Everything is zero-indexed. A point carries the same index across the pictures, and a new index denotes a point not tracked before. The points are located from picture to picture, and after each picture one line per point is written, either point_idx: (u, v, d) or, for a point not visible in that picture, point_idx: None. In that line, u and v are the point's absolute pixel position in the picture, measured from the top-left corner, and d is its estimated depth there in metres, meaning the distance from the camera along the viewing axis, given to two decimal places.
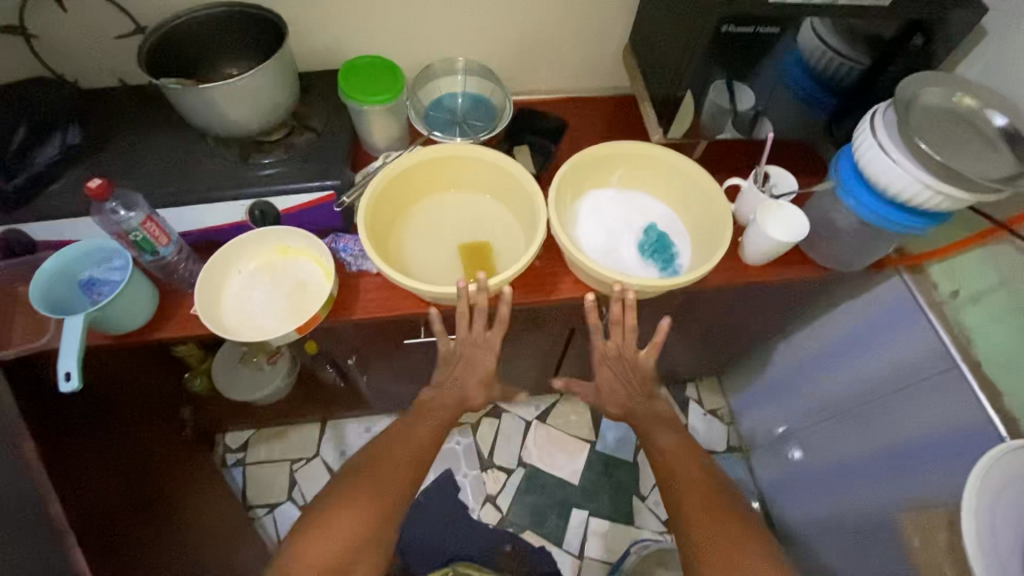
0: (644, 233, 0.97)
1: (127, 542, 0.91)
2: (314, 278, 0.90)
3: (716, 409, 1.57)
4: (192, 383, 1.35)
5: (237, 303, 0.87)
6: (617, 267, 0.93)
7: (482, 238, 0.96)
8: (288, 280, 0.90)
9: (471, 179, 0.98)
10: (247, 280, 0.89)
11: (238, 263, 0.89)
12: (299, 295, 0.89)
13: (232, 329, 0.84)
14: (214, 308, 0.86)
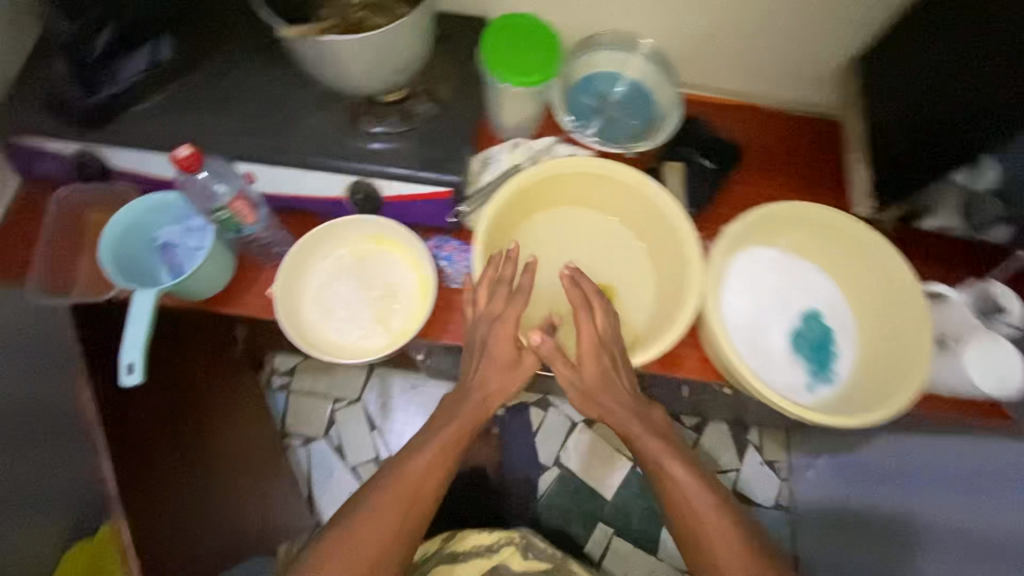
0: (802, 323, 0.79)
1: None
2: (405, 289, 0.77)
3: None
4: None
5: (318, 298, 0.77)
6: (760, 362, 0.76)
7: (606, 279, 0.79)
8: (377, 282, 0.78)
9: (610, 202, 0.80)
10: (332, 271, 0.78)
11: (325, 250, 0.77)
12: (387, 305, 0.77)
13: (308, 332, 0.74)
14: (292, 299, 0.75)
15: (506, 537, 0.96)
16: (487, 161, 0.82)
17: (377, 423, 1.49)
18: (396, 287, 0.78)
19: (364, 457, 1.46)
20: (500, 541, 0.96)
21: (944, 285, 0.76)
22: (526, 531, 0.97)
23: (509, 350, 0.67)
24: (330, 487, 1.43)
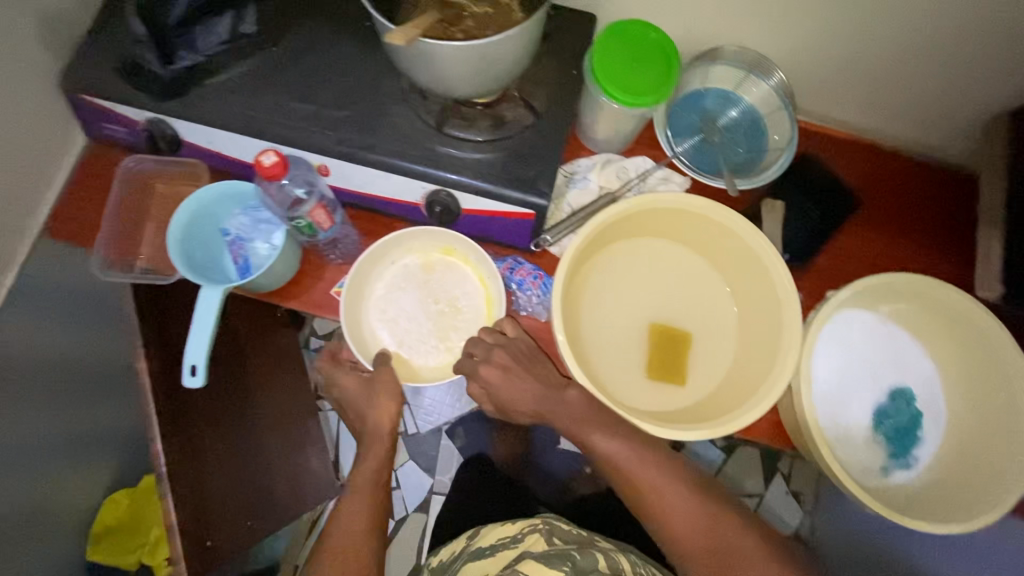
0: (890, 399, 0.73)
1: (212, 476, 0.84)
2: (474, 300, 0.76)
3: (802, 493, 1.48)
4: None
5: (386, 304, 0.75)
6: (837, 436, 0.71)
7: (685, 324, 0.74)
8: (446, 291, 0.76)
9: (702, 242, 0.73)
10: (399, 277, 0.75)
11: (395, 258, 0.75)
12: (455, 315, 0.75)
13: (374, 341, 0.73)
14: (357, 304, 0.73)
15: (530, 525, 0.86)
16: (573, 176, 0.77)
17: None
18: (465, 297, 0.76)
19: None
20: (525, 529, 0.86)
21: None
22: (549, 517, 0.88)
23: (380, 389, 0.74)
24: None
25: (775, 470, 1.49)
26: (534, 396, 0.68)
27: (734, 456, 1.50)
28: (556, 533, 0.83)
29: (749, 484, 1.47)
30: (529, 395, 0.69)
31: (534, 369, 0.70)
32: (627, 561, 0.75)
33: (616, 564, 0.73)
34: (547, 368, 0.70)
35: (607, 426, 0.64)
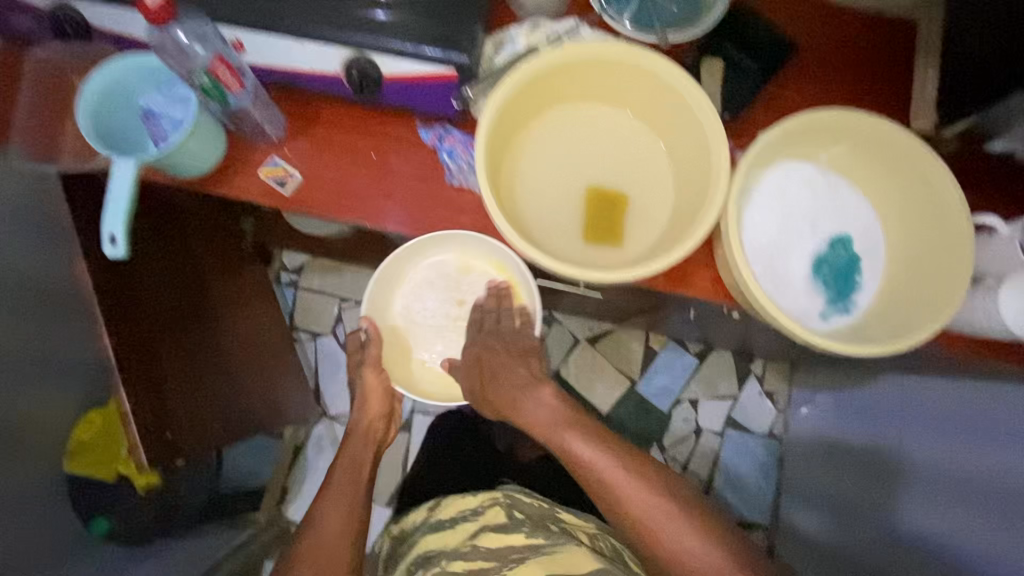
0: (830, 246, 0.73)
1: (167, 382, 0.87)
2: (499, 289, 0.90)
3: (774, 392, 1.52)
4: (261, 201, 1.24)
5: (415, 287, 0.92)
6: (778, 284, 0.71)
7: (621, 186, 0.73)
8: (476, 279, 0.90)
9: (634, 98, 0.72)
10: (431, 271, 0.91)
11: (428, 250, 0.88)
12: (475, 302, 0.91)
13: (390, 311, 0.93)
14: (389, 285, 0.92)
15: (489, 497, 0.85)
16: (502, 44, 0.73)
17: None
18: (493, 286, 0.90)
19: None
20: (485, 500, 0.84)
21: (994, 215, 0.69)
22: (509, 492, 0.88)
23: (377, 384, 0.90)
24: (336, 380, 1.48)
25: (748, 373, 1.52)
26: (521, 380, 0.85)
27: (707, 363, 1.53)
28: (518, 507, 0.83)
29: (722, 386, 1.51)
30: (516, 385, 0.85)
31: (500, 376, 0.87)
32: (586, 535, 0.80)
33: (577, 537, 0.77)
34: (511, 373, 0.86)
35: (583, 434, 0.78)
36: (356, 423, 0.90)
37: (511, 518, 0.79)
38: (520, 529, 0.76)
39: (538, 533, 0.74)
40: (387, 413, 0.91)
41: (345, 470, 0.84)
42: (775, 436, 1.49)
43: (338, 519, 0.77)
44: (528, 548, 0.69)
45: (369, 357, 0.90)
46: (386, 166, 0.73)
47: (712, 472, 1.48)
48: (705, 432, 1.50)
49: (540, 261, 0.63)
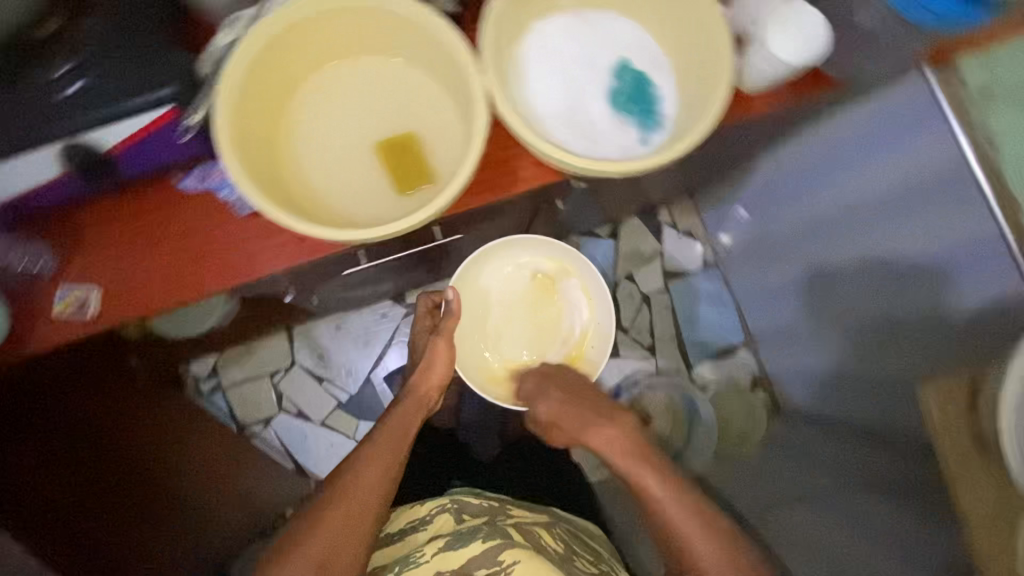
0: (615, 77, 0.73)
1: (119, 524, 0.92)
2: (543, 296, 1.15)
3: (692, 228, 1.58)
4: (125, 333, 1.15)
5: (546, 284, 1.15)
6: (588, 134, 0.72)
7: (402, 126, 0.71)
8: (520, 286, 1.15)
9: (365, 39, 0.69)
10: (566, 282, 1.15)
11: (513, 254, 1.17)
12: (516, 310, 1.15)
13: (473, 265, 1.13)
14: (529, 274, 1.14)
15: (437, 503, 0.87)
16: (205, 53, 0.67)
17: (322, 373, 1.48)
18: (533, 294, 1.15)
19: (327, 407, 1.46)
20: (432, 510, 0.86)
21: None
22: (457, 495, 0.90)
23: (445, 352, 0.98)
24: (311, 448, 1.44)
25: (661, 225, 1.57)
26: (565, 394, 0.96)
27: (622, 238, 1.58)
28: (467, 509, 0.86)
29: (645, 249, 1.56)
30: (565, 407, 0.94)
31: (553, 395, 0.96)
32: (542, 529, 0.86)
33: (530, 534, 0.81)
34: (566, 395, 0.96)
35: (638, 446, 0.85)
36: (417, 386, 0.97)
37: (462, 525, 0.81)
38: (473, 533, 0.77)
39: (494, 537, 0.75)
40: (442, 381, 0.98)
41: (400, 425, 0.89)
42: (710, 264, 1.56)
43: (379, 469, 0.79)
44: (488, 557, 0.72)
45: (443, 329, 1.00)
46: (178, 236, 0.69)
47: (676, 325, 1.54)
48: (652, 295, 1.55)
49: (351, 236, 0.60)
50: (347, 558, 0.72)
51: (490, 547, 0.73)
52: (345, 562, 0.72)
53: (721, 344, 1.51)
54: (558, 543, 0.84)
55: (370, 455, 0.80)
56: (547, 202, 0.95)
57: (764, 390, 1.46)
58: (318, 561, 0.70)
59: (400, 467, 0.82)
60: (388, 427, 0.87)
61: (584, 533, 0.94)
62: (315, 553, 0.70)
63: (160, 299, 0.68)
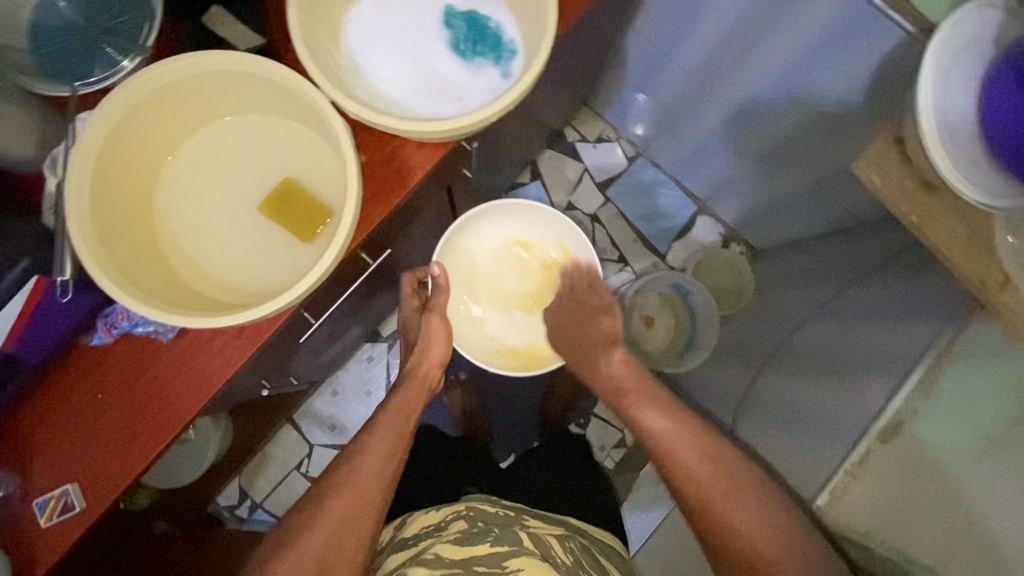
0: (448, 27, 0.71)
1: None
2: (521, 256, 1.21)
3: (602, 133, 1.59)
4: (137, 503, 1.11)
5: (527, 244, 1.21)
6: (450, 94, 0.70)
7: (276, 174, 0.67)
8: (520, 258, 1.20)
9: (191, 110, 0.64)
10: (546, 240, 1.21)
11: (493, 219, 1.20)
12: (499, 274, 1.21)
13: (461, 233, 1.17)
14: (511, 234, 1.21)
15: (454, 511, 0.93)
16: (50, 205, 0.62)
17: (343, 440, 1.46)
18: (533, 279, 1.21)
19: None
20: (448, 515, 0.92)
21: None
22: (472, 503, 0.95)
23: (438, 327, 1.01)
24: None
25: (573, 145, 1.59)
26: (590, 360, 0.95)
27: (544, 177, 1.58)
28: (479, 515, 0.90)
29: (570, 173, 1.58)
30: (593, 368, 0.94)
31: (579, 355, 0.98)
32: (554, 540, 0.89)
33: (540, 543, 0.86)
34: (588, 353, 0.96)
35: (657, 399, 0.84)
36: (417, 367, 1.00)
37: (473, 525, 0.86)
38: (483, 535, 0.83)
39: (500, 543, 0.81)
40: (441, 362, 1.02)
41: (403, 407, 0.93)
42: (633, 158, 1.58)
43: (379, 462, 0.83)
44: (490, 559, 0.77)
45: (434, 307, 1.04)
46: (120, 394, 0.65)
47: (633, 227, 1.56)
48: (597, 212, 1.57)
49: (278, 305, 0.57)
50: (351, 548, 0.76)
51: (495, 552, 0.79)
52: (350, 552, 0.75)
53: (681, 223, 1.54)
54: (567, 556, 0.86)
55: (371, 446, 0.85)
56: (455, 179, 0.94)
57: (737, 242, 1.52)
58: (325, 549, 0.75)
59: (400, 455, 0.86)
60: (391, 412, 0.91)
61: (597, 550, 0.96)
62: (321, 546, 0.75)
63: (136, 460, 0.65)
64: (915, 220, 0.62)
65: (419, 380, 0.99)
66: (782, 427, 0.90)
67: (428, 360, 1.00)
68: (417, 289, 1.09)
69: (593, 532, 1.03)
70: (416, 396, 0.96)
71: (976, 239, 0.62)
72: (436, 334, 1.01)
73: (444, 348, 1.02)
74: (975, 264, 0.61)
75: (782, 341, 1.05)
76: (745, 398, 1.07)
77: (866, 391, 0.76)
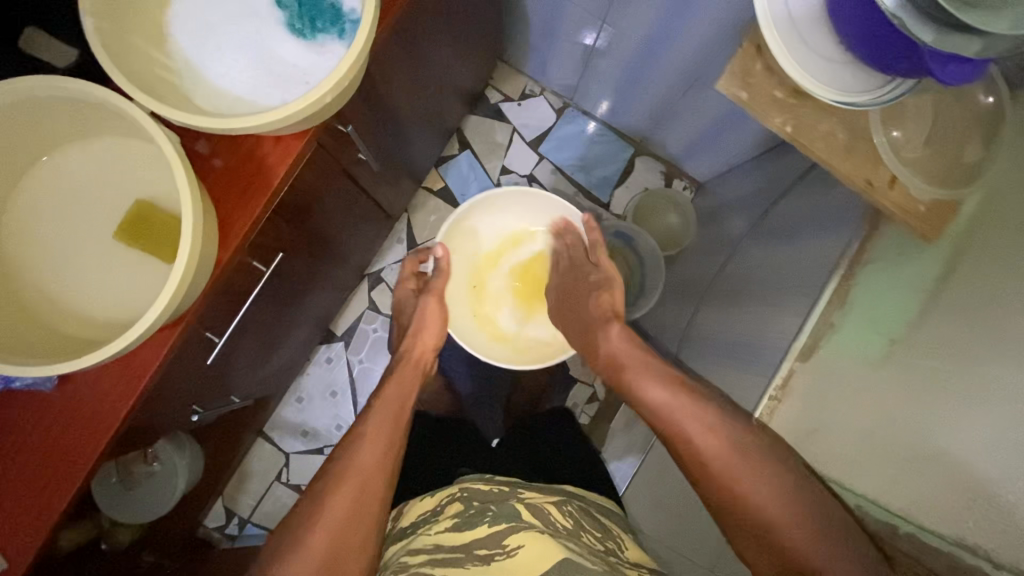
0: (280, 5, 0.65)
1: None
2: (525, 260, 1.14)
3: (524, 89, 1.53)
4: (120, 537, 1.10)
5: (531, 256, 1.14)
6: (295, 77, 0.65)
7: (127, 199, 0.63)
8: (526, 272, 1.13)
9: (17, 149, 0.60)
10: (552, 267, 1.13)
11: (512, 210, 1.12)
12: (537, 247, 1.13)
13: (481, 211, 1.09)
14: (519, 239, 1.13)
15: (448, 495, 0.77)
16: None
17: (317, 444, 1.46)
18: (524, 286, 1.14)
19: None
20: (442, 499, 0.77)
21: None
22: (467, 481, 0.79)
23: (436, 311, 1.02)
24: None
25: (497, 105, 1.53)
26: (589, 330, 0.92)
27: (473, 144, 1.53)
28: (473, 491, 0.75)
29: (498, 135, 1.52)
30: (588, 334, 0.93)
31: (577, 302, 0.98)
32: (554, 507, 0.73)
33: (540, 512, 0.70)
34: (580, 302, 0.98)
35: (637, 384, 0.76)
36: (409, 353, 0.97)
37: (468, 507, 0.71)
38: (481, 517, 0.68)
39: (501, 522, 0.65)
40: (435, 346, 1.00)
41: (397, 395, 0.87)
42: (562, 108, 1.52)
43: (377, 447, 0.77)
44: (493, 538, 0.63)
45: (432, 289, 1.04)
46: (20, 448, 0.63)
47: (572, 180, 1.51)
48: (533, 172, 1.52)
49: (128, 339, 0.55)
50: (356, 541, 0.68)
51: (497, 530, 0.64)
52: (354, 547, 0.67)
53: (620, 167, 1.50)
54: (568, 520, 0.71)
55: (369, 431, 0.79)
56: (350, 166, 0.91)
57: (680, 179, 1.48)
58: (331, 545, 0.67)
59: (400, 438, 0.81)
60: (384, 401, 0.86)
61: (596, 512, 0.81)
62: (321, 546, 0.67)
63: (51, 507, 0.63)
64: (788, 130, 0.58)
65: (409, 364, 0.96)
66: (722, 360, 0.90)
67: (424, 344, 0.99)
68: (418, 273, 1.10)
69: (590, 496, 0.87)
70: (411, 376, 0.93)
71: (856, 143, 0.59)
72: (432, 320, 1.01)
73: (444, 328, 1.02)
74: (858, 168, 0.58)
75: (718, 271, 1.03)
76: (688, 334, 1.07)
77: (788, 313, 0.74)
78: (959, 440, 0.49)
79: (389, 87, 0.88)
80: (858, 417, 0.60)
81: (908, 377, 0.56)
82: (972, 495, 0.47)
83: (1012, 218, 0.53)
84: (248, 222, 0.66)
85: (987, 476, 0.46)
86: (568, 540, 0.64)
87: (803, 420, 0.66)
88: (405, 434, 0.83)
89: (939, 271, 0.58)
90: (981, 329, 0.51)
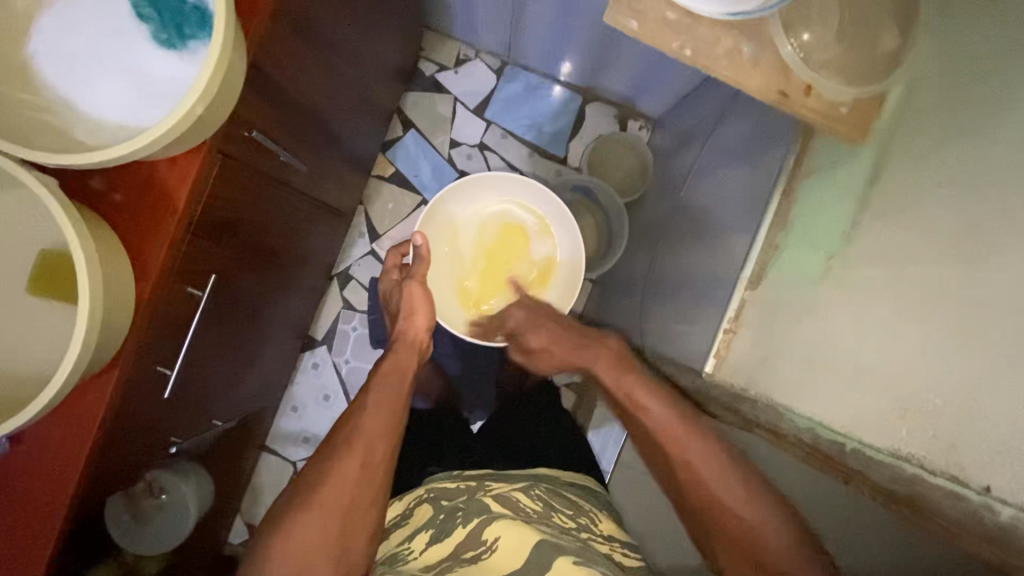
0: (139, 19, 0.61)
1: None
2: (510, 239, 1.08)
3: (459, 54, 1.47)
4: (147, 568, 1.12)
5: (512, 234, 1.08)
6: (168, 94, 0.61)
7: (27, 252, 0.60)
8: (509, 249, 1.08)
9: None
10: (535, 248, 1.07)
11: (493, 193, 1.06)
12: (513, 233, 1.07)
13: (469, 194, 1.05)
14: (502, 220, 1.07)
15: (415, 498, 0.77)
16: None
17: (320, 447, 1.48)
18: (526, 263, 1.08)
19: None
20: (411, 504, 0.77)
21: None
22: (430, 482, 0.78)
23: (420, 293, 0.96)
24: None
25: (434, 77, 1.47)
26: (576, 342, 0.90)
27: (417, 122, 1.48)
28: (441, 493, 0.74)
29: (441, 108, 1.47)
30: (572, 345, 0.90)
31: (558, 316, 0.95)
32: (519, 493, 0.73)
33: (509, 500, 0.69)
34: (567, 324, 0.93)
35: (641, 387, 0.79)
36: (401, 335, 0.93)
37: (439, 509, 0.70)
38: (453, 517, 0.66)
39: (474, 519, 0.64)
40: (430, 328, 0.95)
41: (395, 368, 0.86)
42: (501, 68, 1.46)
43: (383, 414, 0.77)
44: (473, 538, 0.61)
45: (416, 274, 0.98)
46: None
47: (523, 140, 1.46)
48: (483, 139, 1.47)
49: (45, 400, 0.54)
50: (366, 500, 0.69)
51: (472, 529, 0.63)
52: (365, 504, 0.69)
53: (571, 119, 1.45)
54: (537, 503, 0.71)
55: (373, 402, 0.78)
56: (273, 170, 0.87)
57: (634, 119, 1.43)
58: (346, 506, 0.67)
59: (404, 405, 0.81)
60: (385, 373, 0.85)
61: (564, 489, 0.81)
62: (334, 503, 0.67)
63: (35, 558, 0.64)
64: (687, 54, 0.55)
65: (407, 347, 0.91)
66: (686, 300, 0.88)
67: (419, 328, 0.94)
68: (401, 265, 1.05)
69: (561, 474, 0.88)
70: (408, 358, 0.89)
71: (762, 55, 0.55)
72: (420, 303, 0.95)
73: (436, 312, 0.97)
74: (767, 81, 0.55)
75: (675, 209, 1.01)
76: (654, 278, 1.05)
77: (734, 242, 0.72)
78: (889, 352, 0.48)
79: (295, 82, 0.85)
80: (800, 337, 0.58)
81: (846, 291, 0.54)
82: (903, 405, 0.46)
83: (932, 106, 0.50)
84: (165, 250, 0.64)
85: (917, 382, 0.45)
86: (538, 522, 0.64)
87: (756, 350, 0.65)
88: (409, 404, 0.82)
89: (866, 174, 0.56)
90: (908, 232, 0.49)
